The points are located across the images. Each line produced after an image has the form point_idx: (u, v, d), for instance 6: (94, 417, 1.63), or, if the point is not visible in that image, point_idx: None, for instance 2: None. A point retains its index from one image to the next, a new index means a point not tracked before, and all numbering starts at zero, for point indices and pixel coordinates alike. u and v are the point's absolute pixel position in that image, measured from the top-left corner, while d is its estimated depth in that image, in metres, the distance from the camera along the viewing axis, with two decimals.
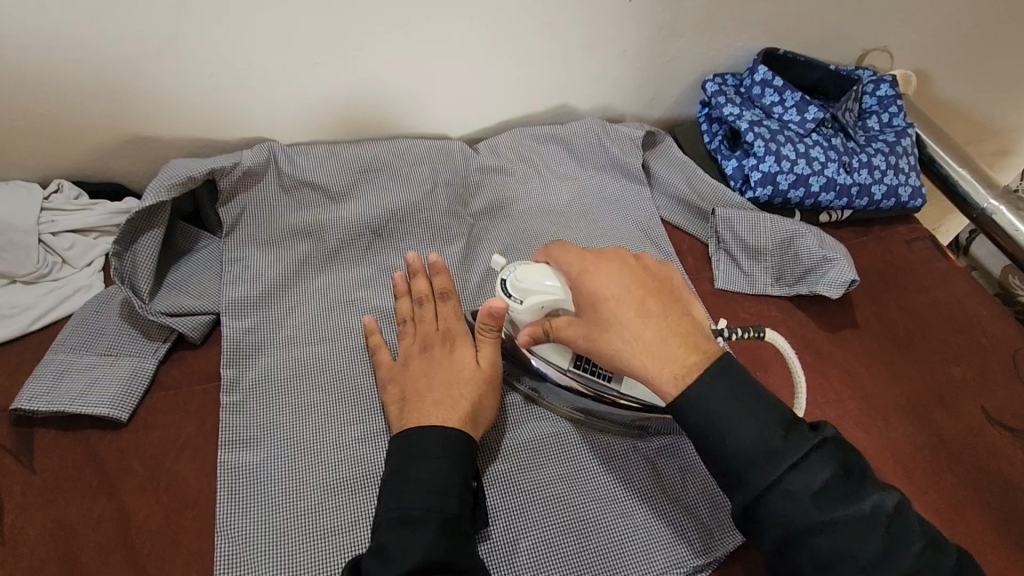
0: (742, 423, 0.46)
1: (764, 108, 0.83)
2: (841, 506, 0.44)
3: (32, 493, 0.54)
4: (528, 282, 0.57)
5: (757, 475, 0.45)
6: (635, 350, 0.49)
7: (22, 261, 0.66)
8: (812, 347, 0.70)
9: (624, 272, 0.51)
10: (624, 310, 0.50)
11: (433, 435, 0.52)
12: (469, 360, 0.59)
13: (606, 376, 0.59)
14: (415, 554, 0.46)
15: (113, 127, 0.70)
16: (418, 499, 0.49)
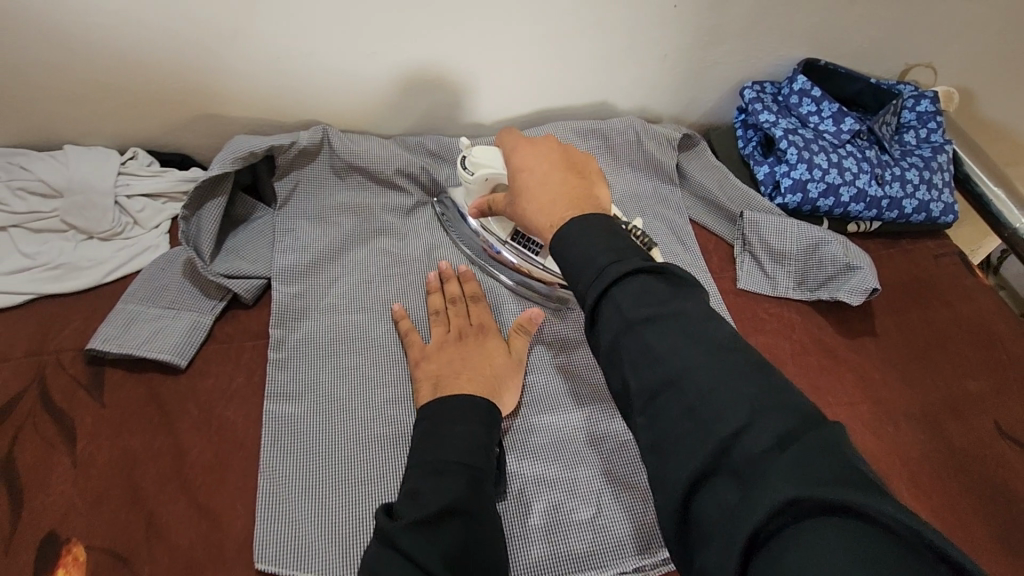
0: (593, 246, 0.48)
1: (800, 117, 0.85)
2: (658, 308, 0.44)
3: (102, 423, 0.60)
4: (480, 158, 0.69)
5: (593, 287, 0.46)
6: (533, 209, 0.57)
7: (99, 220, 0.73)
8: (830, 351, 0.72)
9: (547, 153, 0.60)
10: (533, 181, 0.59)
11: (469, 402, 0.58)
12: (502, 350, 0.66)
13: (535, 250, 0.72)
14: (454, 495, 0.50)
15: (186, 102, 0.76)
16: (457, 451, 0.53)
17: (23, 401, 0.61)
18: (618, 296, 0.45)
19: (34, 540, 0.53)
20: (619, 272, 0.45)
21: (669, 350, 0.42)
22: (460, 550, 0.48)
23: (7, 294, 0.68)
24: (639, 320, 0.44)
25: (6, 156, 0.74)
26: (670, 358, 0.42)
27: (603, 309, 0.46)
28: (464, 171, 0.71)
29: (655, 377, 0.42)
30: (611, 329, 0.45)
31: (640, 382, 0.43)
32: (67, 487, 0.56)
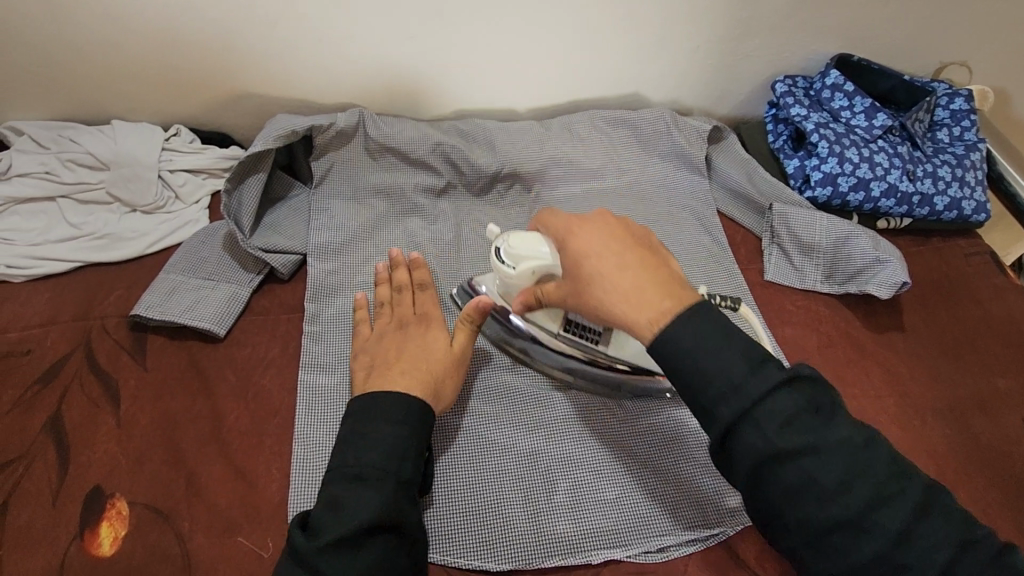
0: (717, 353, 0.46)
1: (832, 111, 0.85)
2: (812, 436, 0.44)
3: (144, 386, 0.62)
4: (520, 249, 0.60)
5: (730, 401, 0.45)
6: (614, 303, 0.50)
7: (143, 193, 0.75)
8: (857, 345, 0.72)
9: (607, 231, 0.53)
10: (606, 269, 0.51)
11: (399, 399, 0.55)
12: (442, 342, 0.62)
13: (594, 338, 0.64)
14: (371, 510, 0.48)
15: (229, 82, 0.78)
16: (378, 460, 0.51)
17: (70, 362, 0.63)
18: (759, 417, 0.44)
19: (81, 494, 0.55)
20: (758, 391, 0.44)
21: (834, 483, 0.44)
22: (381, 567, 0.47)
23: (56, 261, 0.71)
24: (794, 452, 0.44)
25: (57, 129, 0.76)
26: (837, 492, 0.43)
27: (744, 433, 0.44)
28: (503, 265, 0.61)
29: (824, 513, 0.43)
30: (755, 457, 0.44)
31: (806, 517, 0.44)
32: (112, 446, 0.58)
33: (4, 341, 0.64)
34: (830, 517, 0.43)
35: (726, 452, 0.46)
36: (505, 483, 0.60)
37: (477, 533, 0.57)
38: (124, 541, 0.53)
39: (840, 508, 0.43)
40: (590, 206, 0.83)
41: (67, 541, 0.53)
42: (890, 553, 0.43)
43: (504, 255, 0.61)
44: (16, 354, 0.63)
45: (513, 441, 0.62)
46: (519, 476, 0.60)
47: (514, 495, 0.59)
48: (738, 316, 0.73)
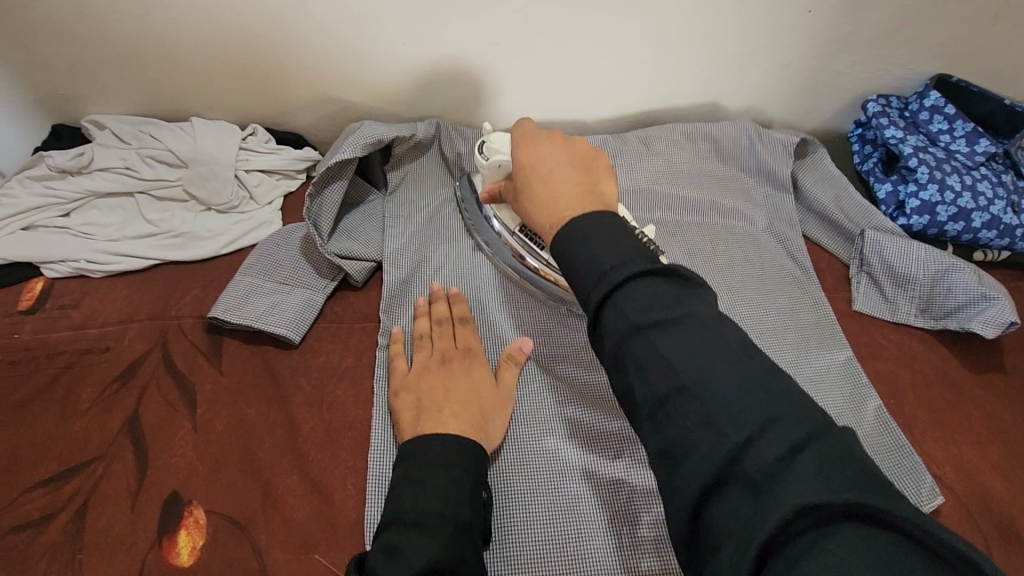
0: (601, 246, 0.42)
1: (929, 134, 0.80)
2: (665, 314, 0.38)
3: (220, 391, 0.62)
4: (496, 143, 0.65)
5: (599, 287, 0.40)
6: (532, 208, 0.51)
7: (218, 192, 0.74)
8: (955, 385, 0.68)
9: (548, 147, 0.53)
10: (533, 178, 0.51)
11: (454, 443, 0.51)
12: (487, 379, 0.60)
13: (540, 245, 0.67)
14: (426, 558, 0.43)
15: (308, 82, 0.77)
16: (433, 503, 0.47)
17: (147, 363, 0.63)
18: (623, 299, 0.39)
19: (158, 499, 0.54)
20: (623, 276, 0.40)
21: (684, 358, 0.37)
22: None
23: (133, 258, 0.70)
24: (647, 325, 0.38)
25: (138, 124, 0.76)
26: (686, 366, 0.37)
27: (606, 317, 0.39)
28: (481, 155, 0.67)
29: (666, 384, 0.37)
30: (615, 339, 0.39)
31: (651, 391, 0.37)
32: (189, 451, 0.57)
33: (83, 337, 0.64)
34: (666, 387, 0.37)
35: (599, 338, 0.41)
36: (586, 515, 0.57)
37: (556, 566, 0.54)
38: (201, 551, 0.52)
39: (677, 375, 0.37)
40: (668, 223, 0.80)
41: (145, 548, 0.52)
42: (715, 420, 0.35)
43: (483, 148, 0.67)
44: (95, 351, 0.63)
45: (595, 469, 0.59)
46: (602, 509, 0.57)
47: (595, 529, 0.56)
48: (827, 348, 0.69)
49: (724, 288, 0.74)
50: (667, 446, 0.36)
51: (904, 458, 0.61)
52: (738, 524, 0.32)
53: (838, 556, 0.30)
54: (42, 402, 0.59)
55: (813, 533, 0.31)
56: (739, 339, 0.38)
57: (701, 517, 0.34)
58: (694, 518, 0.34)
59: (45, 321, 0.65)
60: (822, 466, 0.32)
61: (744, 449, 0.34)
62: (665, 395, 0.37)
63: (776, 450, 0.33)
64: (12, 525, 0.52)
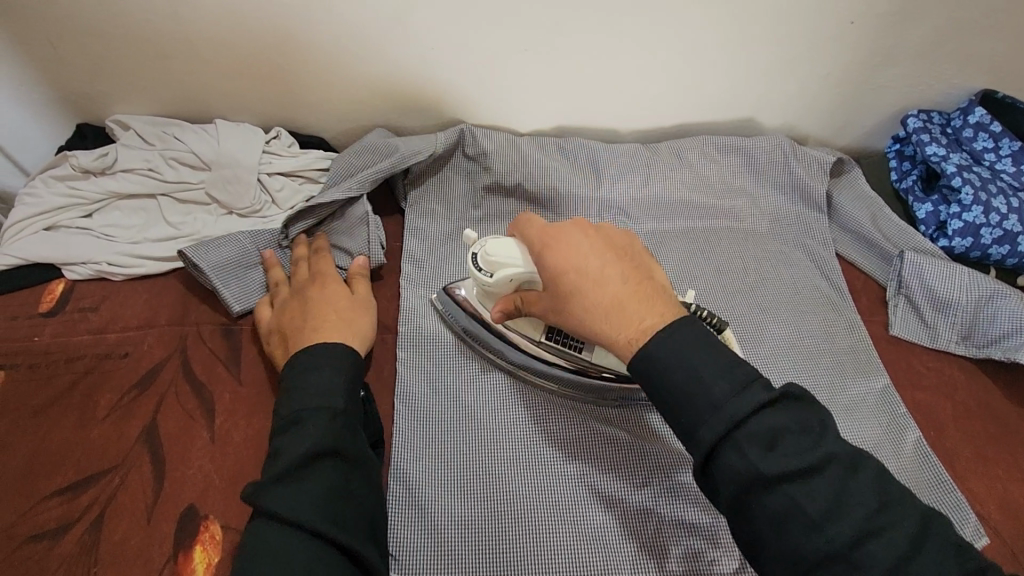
0: (701, 367, 0.42)
1: (973, 152, 0.78)
2: (800, 460, 0.39)
3: (239, 401, 0.60)
4: (495, 253, 0.57)
5: (711, 421, 0.41)
6: (593, 321, 0.47)
7: (240, 196, 0.73)
8: (998, 417, 0.65)
9: (588, 243, 0.49)
10: (584, 285, 0.47)
11: (329, 347, 0.55)
12: (343, 291, 0.63)
13: (577, 347, 0.60)
14: (303, 445, 0.47)
15: (334, 87, 0.76)
16: (311, 400, 0.50)
17: (165, 369, 0.62)
18: (741, 441, 0.40)
19: (175, 511, 0.53)
20: (740, 410, 0.41)
21: (821, 511, 0.38)
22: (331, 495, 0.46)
23: (154, 260, 0.69)
24: (779, 475, 0.39)
25: (162, 125, 0.76)
26: (828, 521, 0.38)
27: (724, 457, 0.40)
28: (480, 272, 0.58)
29: (813, 544, 0.38)
30: (736, 483, 0.40)
31: (791, 547, 0.38)
32: (206, 463, 0.56)
33: (102, 341, 0.63)
34: (819, 551, 0.38)
35: (712, 479, 0.41)
36: (612, 542, 0.55)
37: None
38: (217, 568, 0.51)
39: (830, 539, 0.38)
40: (697, 240, 0.77)
41: (161, 563, 0.51)
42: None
43: (482, 262, 0.58)
44: (114, 356, 0.62)
45: (620, 496, 0.57)
46: (627, 538, 0.55)
47: (623, 557, 0.54)
48: (863, 374, 0.67)
49: (757, 309, 0.72)
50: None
51: (945, 493, 0.59)
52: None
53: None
54: (61, 407, 0.59)
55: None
56: (876, 474, 0.40)
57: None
58: None
59: (65, 323, 0.64)
60: None
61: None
62: (820, 557, 0.38)
63: None
64: (28, 534, 0.51)
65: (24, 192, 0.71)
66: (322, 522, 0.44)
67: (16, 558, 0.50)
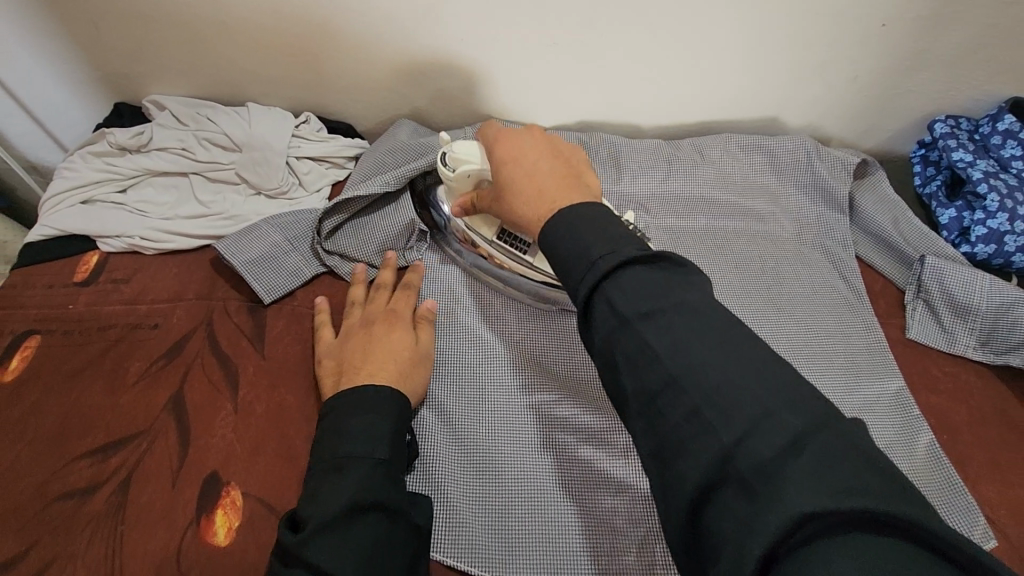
0: (589, 234, 0.42)
1: (1000, 160, 0.76)
2: (652, 301, 0.38)
3: (262, 374, 0.62)
4: (461, 153, 0.62)
5: (585, 278, 0.40)
6: (519, 201, 0.50)
7: (269, 176, 0.75)
8: (1013, 424, 0.65)
9: (530, 142, 0.54)
10: (517, 170, 0.52)
11: (363, 395, 0.53)
12: (410, 337, 0.61)
13: (523, 248, 0.65)
14: (341, 500, 0.46)
15: (365, 75, 0.78)
16: (351, 448, 0.49)
17: (191, 341, 0.64)
18: (612, 289, 0.39)
19: (198, 478, 0.55)
20: (610, 264, 0.39)
21: (670, 350, 0.36)
22: (371, 547, 0.45)
23: (184, 236, 0.71)
24: (635, 317, 0.37)
25: (196, 107, 0.78)
26: (674, 359, 0.36)
27: (595, 309, 0.39)
28: (445, 168, 0.63)
29: (654, 377, 0.36)
30: (604, 330, 0.38)
31: (638, 382, 0.37)
32: (229, 432, 0.58)
33: (134, 312, 0.66)
34: (655, 380, 0.36)
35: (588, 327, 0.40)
36: (618, 527, 0.55)
37: (536, 543, 0.55)
38: (237, 532, 0.53)
39: (667, 369, 0.36)
40: (716, 237, 0.78)
41: (184, 525, 0.53)
42: (703, 413, 0.34)
43: (447, 159, 0.63)
44: (144, 326, 0.64)
45: (629, 483, 0.58)
46: (635, 523, 0.56)
47: (629, 543, 0.55)
48: (878, 376, 0.67)
49: (774, 308, 0.72)
50: (659, 445, 0.36)
51: (954, 495, 0.59)
52: (733, 526, 0.31)
53: (842, 562, 0.28)
54: (93, 373, 0.61)
55: (814, 541, 0.29)
56: None
57: (700, 517, 0.33)
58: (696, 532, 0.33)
59: (98, 293, 0.67)
60: (821, 471, 0.31)
61: (737, 449, 0.33)
62: (654, 388, 0.36)
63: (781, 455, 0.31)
64: (59, 492, 0.53)
65: (63, 166, 0.74)
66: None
67: (46, 515, 0.52)
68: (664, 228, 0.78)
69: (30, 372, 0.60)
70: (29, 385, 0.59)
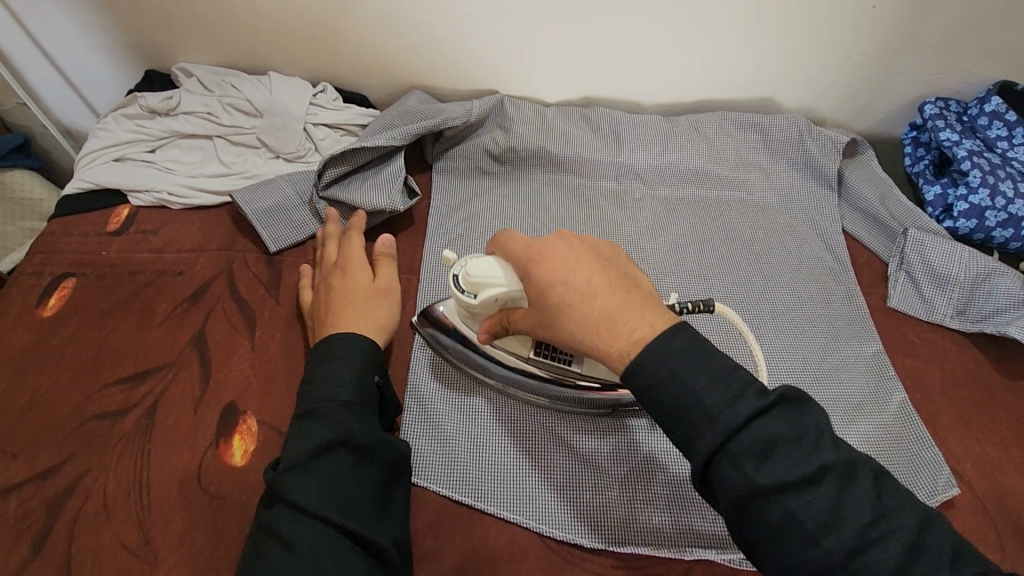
0: (696, 380, 0.41)
1: (986, 140, 0.79)
2: (796, 470, 0.39)
3: (277, 317, 0.67)
4: (477, 274, 0.55)
5: (708, 433, 0.40)
6: (586, 333, 0.45)
7: (288, 140, 0.80)
8: (985, 388, 0.68)
9: (571, 257, 0.47)
10: (573, 300, 0.45)
11: (333, 345, 0.56)
12: (365, 278, 0.64)
13: (566, 359, 0.60)
14: (313, 441, 0.50)
15: (379, 47, 0.82)
16: (324, 394, 0.53)
17: (213, 288, 0.69)
18: (741, 457, 0.39)
19: (217, 406, 0.60)
20: (735, 420, 0.40)
21: (816, 520, 0.38)
22: (336, 482, 0.48)
23: (208, 193, 0.76)
24: (774, 488, 0.39)
25: (221, 74, 0.83)
26: (821, 530, 0.38)
27: (721, 470, 0.40)
28: (463, 294, 0.57)
29: (814, 557, 0.38)
30: (736, 496, 0.39)
31: (796, 559, 0.39)
32: (246, 368, 0.63)
33: (161, 260, 0.71)
34: (817, 560, 0.38)
35: (709, 485, 0.41)
36: (603, 464, 0.59)
37: (538, 497, 0.58)
38: (253, 455, 0.58)
39: (828, 551, 0.38)
40: (708, 211, 0.82)
41: (205, 446, 0.58)
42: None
43: (462, 283, 0.57)
44: (170, 273, 0.70)
45: (615, 425, 0.62)
46: (619, 461, 0.60)
47: (612, 479, 0.59)
48: (857, 339, 0.71)
49: (761, 277, 0.76)
50: None
51: (922, 447, 0.62)
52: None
53: None
54: (125, 312, 0.66)
55: None
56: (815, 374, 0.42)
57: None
58: None
59: (128, 242, 0.72)
60: None
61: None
62: (823, 569, 0.38)
63: None
64: (93, 413, 0.59)
65: (97, 127, 0.80)
66: (336, 513, 0.47)
67: (82, 432, 0.57)
68: (657, 201, 0.82)
69: (67, 310, 0.66)
70: (67, 320, 0.65)
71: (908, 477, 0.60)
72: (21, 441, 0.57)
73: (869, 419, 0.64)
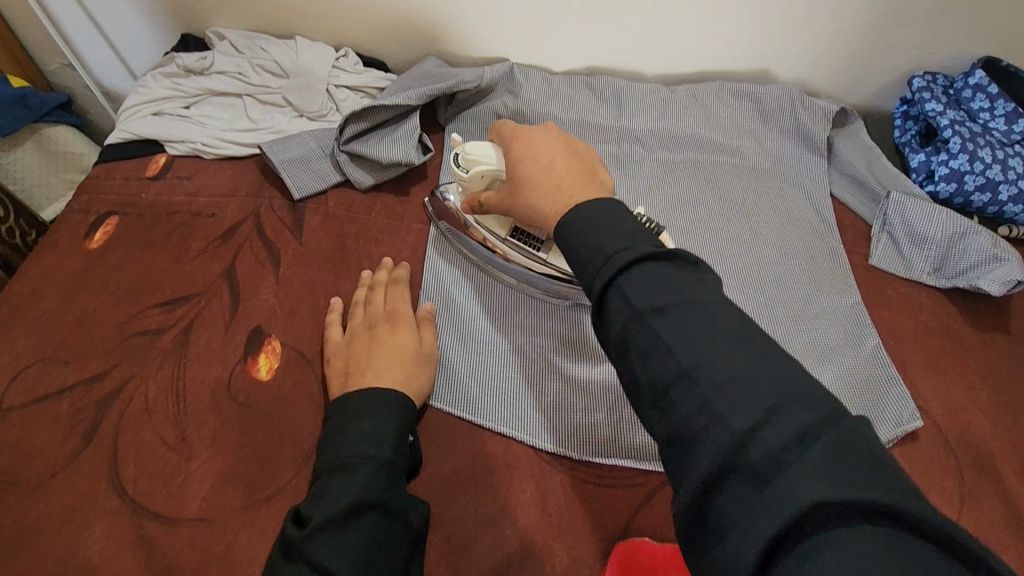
0: (604, 232, 0.44)
1: (969, 111, 0.84)
2: (669, 297, 0.39)
3: (301, 256, 0.73)
4: (473, 153, 0.64)
5: (601, 270, 0.42)
6: (535, 199, 0.53)
7: (312, 101, 0.86)
8: (954, 337, 0.73)
9: (543, 143, 0.56)
10: (532, 170, 0.54)
11: (376, 394, 0.55)
12: (412, 338, 0.62)
13: (536, 246, 0.66)
14: (347, 497, 0.47)
15: (397, 15, 0.88)
16: (360, 448, 0.50)
17: (242, 229, 0.75)
18: (625, 284, 0.41)
19: (245, 329, 0.66)
20: (627, 258, 0.41)
21: (681, 342, 0.38)
22: (368, 547, 0.46)
23: (238, 145, 0.83)
24: (648, 310, 0.39)
25: (252, 38, 0.89)
26: (682, 351, 0.38)
27: (609, 300, 0.41)
28: (459, 168, 0.66)
29: (667, 369, 0.38)
30: (616, 321, 0.40)
31: (655, 375, 0.38)
32: (271, 297, 0.69)
33: (195, 203, 0.77)
34: (669, 374, 0.37)
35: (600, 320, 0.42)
36: (594, 391, 0.65)
37: (533, 416, 0.63)
38: (277, 370, 0.64)
39: (681, 362, 0.37)
40: (703, 173, 0.87)
41: (234, 362, 0.64)
42: (713, 406, 0.35)
43: (461, 161, 0.65)
44: (203, 215, 0.76)
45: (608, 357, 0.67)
46: (610, 388, 0.65)
47: (601, 403, 0.64)
48: (837, 292, 0.75)
49: (750, 235, 0.81)
50: (677, 432, 0.36)
51: (890, 387, 0.67)
52: (740, 516, 0.32)
53: (842, 544, 0.29)
54: (161, 246, 0.73)
55: (819, 527, 0.30)
56: None
57: (707, 504, 0.34)
58: (703, 508, 0.34)
59: (166, 187, 0.78)
60: (828, 458, 0.32)
61: (748, 438, 0.33)
62: (672, 380, 0.37)
63: (785, 437, 0.33)
64: (135, 330, 0.65)
65: (137, 85, 0.86)
66: None
67: (126, 346, 0.64)
68: (655, 163, 0.87)
69: (111, 243, 0.72)
70: (112, 252, 0.72)
71: (874, 412, 0.66)
72: (72, 350, 0.64)
73: (843, 360, 0.69)
